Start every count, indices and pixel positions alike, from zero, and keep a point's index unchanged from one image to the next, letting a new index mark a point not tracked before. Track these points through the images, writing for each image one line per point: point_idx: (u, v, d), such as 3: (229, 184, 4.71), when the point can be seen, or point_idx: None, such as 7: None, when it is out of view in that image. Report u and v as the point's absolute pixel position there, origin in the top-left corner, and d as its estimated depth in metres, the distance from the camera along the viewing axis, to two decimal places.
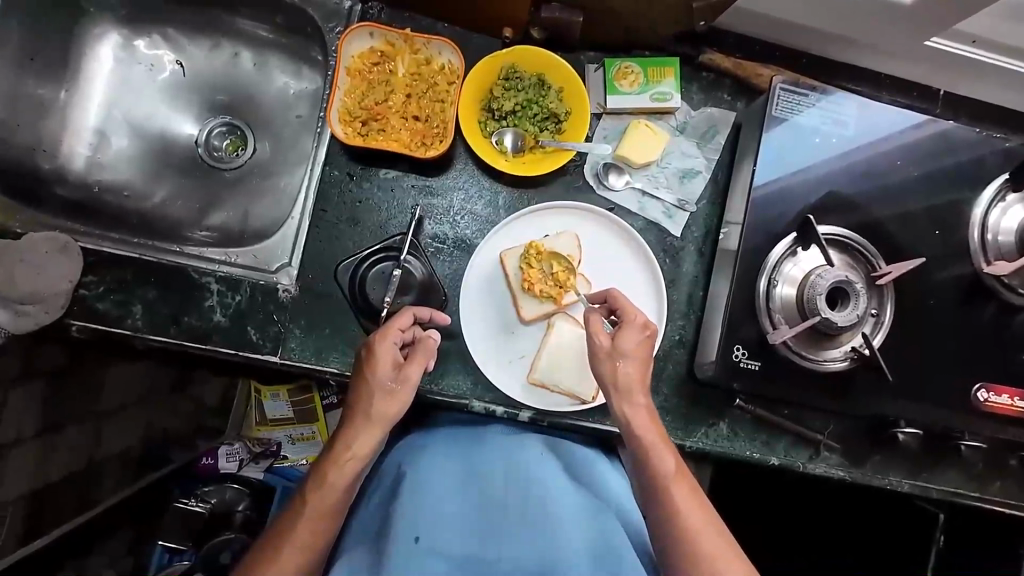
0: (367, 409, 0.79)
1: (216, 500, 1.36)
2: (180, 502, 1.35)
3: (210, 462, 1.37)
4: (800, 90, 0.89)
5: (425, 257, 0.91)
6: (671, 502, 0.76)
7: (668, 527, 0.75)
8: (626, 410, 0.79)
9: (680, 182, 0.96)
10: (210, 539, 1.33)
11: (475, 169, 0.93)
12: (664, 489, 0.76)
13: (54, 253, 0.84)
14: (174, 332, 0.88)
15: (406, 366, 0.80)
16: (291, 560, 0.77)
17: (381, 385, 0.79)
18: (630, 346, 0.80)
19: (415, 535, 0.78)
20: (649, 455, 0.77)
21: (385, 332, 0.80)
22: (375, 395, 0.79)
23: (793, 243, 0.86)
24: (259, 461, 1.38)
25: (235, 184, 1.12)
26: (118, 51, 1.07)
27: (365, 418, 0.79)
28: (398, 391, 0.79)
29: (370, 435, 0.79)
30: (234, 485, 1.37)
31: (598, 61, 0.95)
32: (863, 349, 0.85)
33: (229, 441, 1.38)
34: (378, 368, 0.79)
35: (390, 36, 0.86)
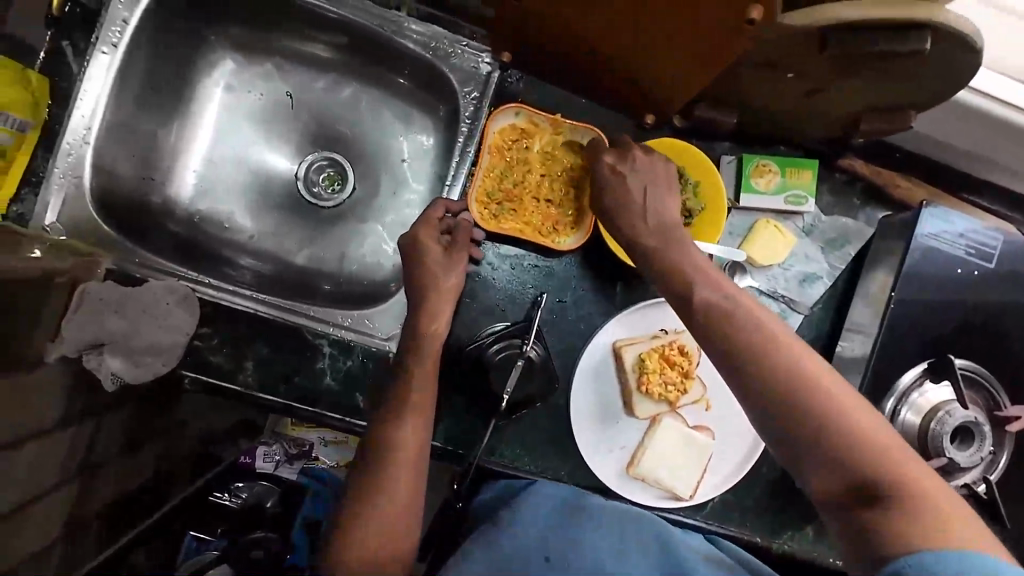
0: (441, 299, 0.79)
1: (248, 495, 1.23)
2: (213, 495, 1.20)
3: (247, 460, 1.27)
4: (949, 217, 0.83)
5: (541, 338, 0.88)
6: (801, 376, 0.53)
7: (812, 407, 0.52)
8: (730, 328, 0.58)
9: (801, 286, 0.94)
10: (246, 531, 1.16)
11: (597, 253, 0.91)
12: (806, 395, 0.53)
13: (175, 302, 0.83)
14: (284, 391, 0.87)
15: (457, 245, 0.81)
16: (400, 496, 0.69)
17: (441, 261, 0.79)
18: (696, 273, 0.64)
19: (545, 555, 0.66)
20: (769, 355, 0.55)
21: (426, 224, 0.80)
22: (434, 269, 0.79)
23: (924, 373, 0.84)
24: (295, 461, 1.28)
25: (334, 225, 1.09)
26: (229, 77, 1.04)
27: (432, 292, 0.79)
28: (455, 266, 0.80)
29: (444, 305, 0.79)
30: (265, 483, 1.25)
31: (733, 152, 0.92)
32: (978, 486, 0.83)
33: (267, 440, 1.29)
34: (431, 254, 0.80)
35: (535, 116, 0.84)
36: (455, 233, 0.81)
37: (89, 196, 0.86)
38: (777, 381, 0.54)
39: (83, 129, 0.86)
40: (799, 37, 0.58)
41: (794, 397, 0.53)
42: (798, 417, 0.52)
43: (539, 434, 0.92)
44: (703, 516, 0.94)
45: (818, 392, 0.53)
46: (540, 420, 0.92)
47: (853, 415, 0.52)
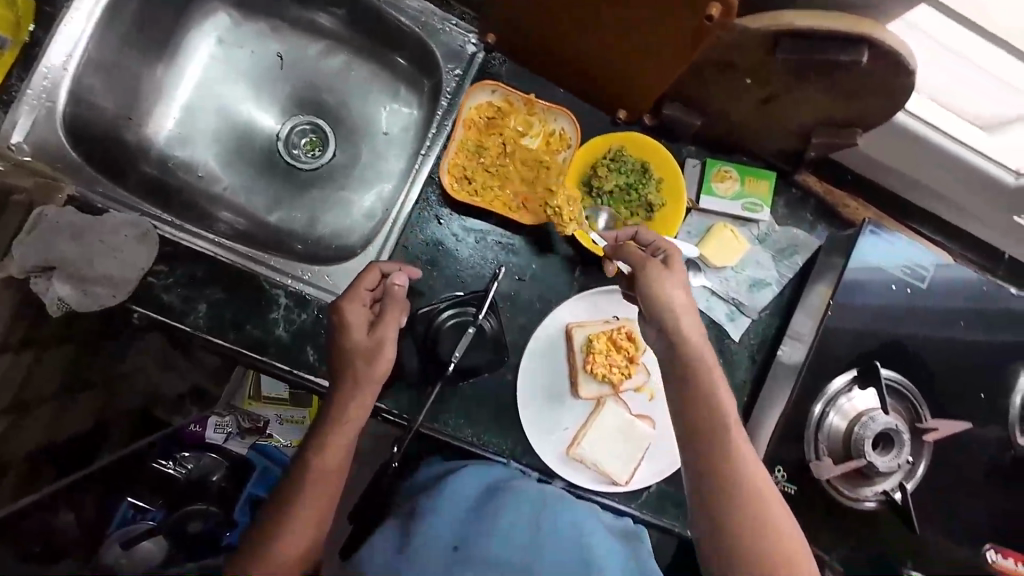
0: (360, 387, 0.78)
1: (192, 466, 1.25)
2: (156, 461, 1.23)
3: (198, 430, 1.24)
4: (888, 234, 0.88)
5: (496, 313, 0.92)
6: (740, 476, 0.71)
7: (739, 500, 0.70)
8: (735, 478, 0.71)
9: (749, 290, 0.99)
10: (182, 505, 1.23)
11: (560, 237, 0.94)
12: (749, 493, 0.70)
13: (133, 237, 0.83)
14: (234, 338, 0.87)
15: (380, 325, 0.80)
16: (298, 539, 0.77)
17: (364, 346, 0.78)
18: (719, 409, 0.73)
19: (454, 544, 0.76)
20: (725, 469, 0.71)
21: (351, 295, 0.79)
22: (356, 357, 0.78)
23: (851, 380, 0.88)
24: (247, 437, 1.26)
25: (309, 188, 1.10)
26: (223, 31, 1.05)
27: (354, 378, 0.78)
28: (378, 353, 0.78)
29: (365, 395, 0.79)
30: (213, 455, 1.24)
31: (698, 157, 0.97)
32: (894, 493, 0.87)
33: (219, 411, 1.24)
34: (354, 334, 0.78)
35: (511, 95, 0.87)
36: (386, 307, 0.81)
37: (61, 120, 0.86)
38: (752, 531, 0.70)
39: (65, 56, 0.87)
40: (756, 39, 0.64)
41: (761, 540, 0.69)
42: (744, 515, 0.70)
43: (484, 408, 0.93)
44: (637, 505, 0.96)
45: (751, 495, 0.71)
46: (487, 395, 0.92)
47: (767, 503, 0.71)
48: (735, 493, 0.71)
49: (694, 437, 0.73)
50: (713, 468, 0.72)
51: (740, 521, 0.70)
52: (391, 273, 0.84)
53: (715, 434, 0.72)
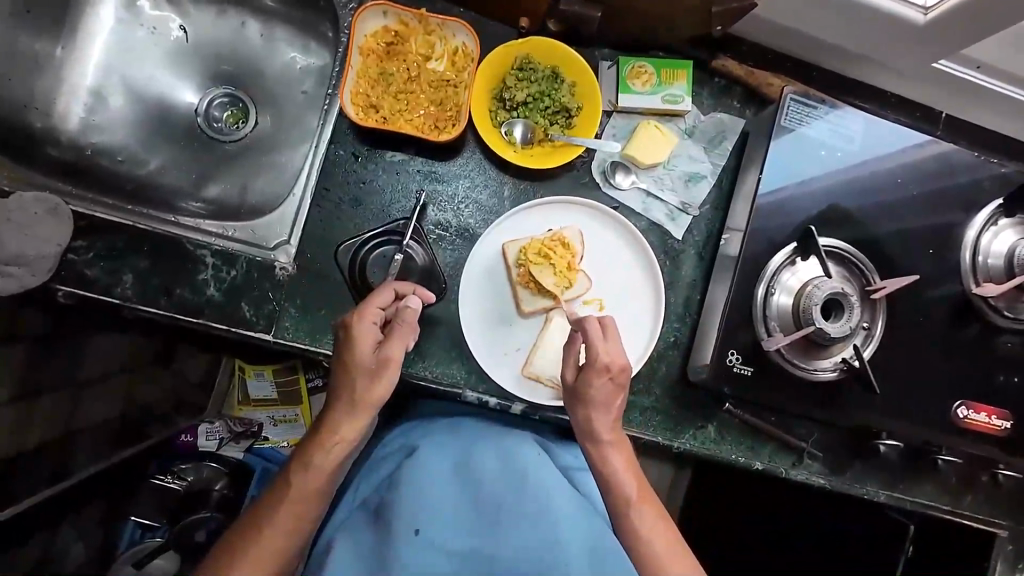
0: (356, 413, 0.79)
1: (192, 478, 1.36)
2: (156, 477, 1.36)
3: (190, 439, 1.37)
4: (809, 102, 0.90)
5: (426, 243, 0.90)
6: (613, 471, 0.79)
7: (610, 485, 0.79)
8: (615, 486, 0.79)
9: (685, 185, 0.97)
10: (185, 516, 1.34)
11: (483, 158, 0.92)
12: (617, 485, 0.79)
13: (43, 214, 0.82)
14: (166, 304, 0.86)
15: (386, 345, 0.79)
16: (282, 532, 0.78)
17: (365, 367, 0.77)
18: (606, 432, 0.80)
19: (415, 528, 0.85)
20: (599, 457, 0.80)
21: (362, 311, 0.78)
22: (358, 376, 0.78)
23: (792, 253, 0.87)
24: (240, 441, 1.39)
25: (233, 158, 1.09)
26: (120, 10, 1.04)
27: (353, 402, 0.78)
28: (380, 376, 0.78)
29: (359, 420, 0.79)
30: (212, 464, 1.36)
31: (612, 58, 0.95)
32: (853, 360, 0.87)
33: (210, 419, 1.39)
34: (359, 352, 0.78)
35: (404, 15, 0.85)
36: (391, 330, 0.80)
37: None
38: (625, 530, 0.78)
39: None
40: None
41: (622, 523, 0.79)
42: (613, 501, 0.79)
43: (432, 341, 0.91)
44: None
45: (618, 484, 0.79)
46: (433, 327, 0.91)
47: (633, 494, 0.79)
48: (617, 503, 0.79)
49: (589, 452, 0.81)
50: (601, 484, 0.80)
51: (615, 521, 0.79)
52: (406, 293, 0.83)
53: (590, 432, 0.80)
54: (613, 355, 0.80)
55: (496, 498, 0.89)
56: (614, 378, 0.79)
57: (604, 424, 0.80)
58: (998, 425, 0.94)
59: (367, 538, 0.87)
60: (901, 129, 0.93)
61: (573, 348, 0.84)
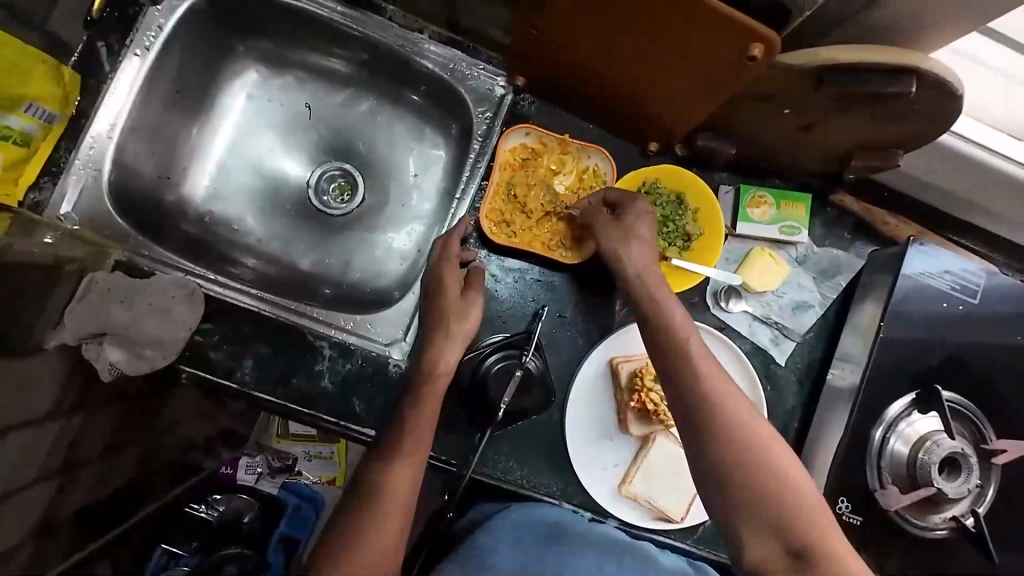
0: (434, 384, 0.79)
1: (224, 509, 1.25)
2: (189, 506, 1.24)
3: (229, 472, 1.30)
4: (935, 248, 0.87)
5: (542, 352, 0.91)
6: (754, 447, 0.65)
7: (736, 439, 0.65)
8: (719, 423, 0.66)
9: (793, 313, 0.97)
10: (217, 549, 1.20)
11: (598, 271, 0.93)
12: (759, 445, 0.65)
13: (180, 297, 0.84)
14: (280, 391, 0.87)
15: (469, 292, 0.84)
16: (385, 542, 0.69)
17: (455, 307, 0.82)
18: (750, 424, 0.66)
19: None
20: (731, 418, 0.66)
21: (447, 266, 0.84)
22: (449, 320, 0.82)
23: (910, 404, 0.86)
24: (277, 476, 1.33)
25: (340, 232, 1.12)
26: (253, 88, 1.08)
27: (447, 338, 0.81)
28: (467, 315, 0.82)
29: (457, 348, 0.81)
30: (245, 496, 1.27)
31: (731, 183, 0.96)
32: (966, 520, 0.84)
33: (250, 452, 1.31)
34: (447, 294, 0.83)
35: (544, 136, 0.88)
36: (469, 277, 0.85)
37: (107, 179, 0.89)
38: (756, 476, 0.63)
39: (113, 114, 0.90)
40: (798, 75, 0.64)
41: (767, 483, 0.63)
42: (755, 483, 0.63)
43: (532, 449, 0.91)
44: (693, 541, 0.93)
45: (760, 452, 0.64)
46: (535, 435, 0.91)
47: (771, 453, 0.65)
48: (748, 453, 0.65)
49: (690, 413, 0.68)
50: (736, 464, 0.64)
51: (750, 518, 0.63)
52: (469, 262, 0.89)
53: (713, 415, 0.67)
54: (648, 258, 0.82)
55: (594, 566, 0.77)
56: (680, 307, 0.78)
57: (692, 341, 0.73)
58: None
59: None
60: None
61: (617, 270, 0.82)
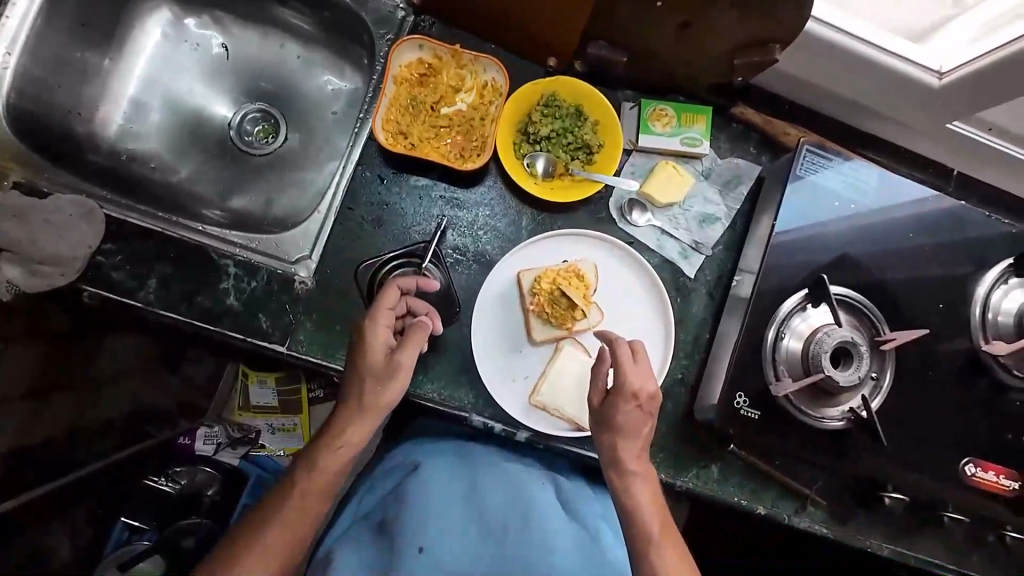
0: (334, 450, 0.80)
1: (186, 481, 1.26)
2: (150, 479, 1.25)
3: (187, 442, 1.24)
4: (823, 154, 0.93)
5: (444, 266, 0.93)
6: (642, 506, 0.78)
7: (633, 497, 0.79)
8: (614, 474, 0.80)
9: (699, 226, 0.99)
10: (178, 520, 1.24)
11: (504, 188, 0.95)
12: (638, 512, 0.78)
13: (78, 216, 0.85)
14: (185, 310, 0.87)
15: (398, 354, 0.82)
16: (281, 540, 0.76)
17: (378, 371, 0.81)
18: (632, 463, 0.80)
19: (419, 546, 0.82)
20: (628, 484, 0.79)
21: (376, 317, 0.81)
22: (368, 381, 0.81)
23: (803, 299, 0.89)
24: (237, 448, 1.24)
25: (260, 170, 1.12)
26: (166, 27, 1.09)
27: (359, 405, 0.81)
28: (388, 381, 0.81)
29: (366, 423, 0.81)
30: (206, 468, 1.23)
31: (635, 99, 0.98)
32: (860, 411, 0.89)
33: (209, 422, 1.24)
34: (370, 357, 0.81)
35: (438, 49, 0.90)
36: (404, 338, 0.83)
37: (7, 104, 0.91)
38: (638, 523, 0.77)
39: (11, 41, 0.91)
40: None
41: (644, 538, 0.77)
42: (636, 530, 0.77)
43: (441, 363, 0.92)
44: None
45: (645, 513, 0.78)
46: (444, 348, 0.92)
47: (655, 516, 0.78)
48: (638, 538, 0.77)
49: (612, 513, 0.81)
50: (621, 508, 0.79)
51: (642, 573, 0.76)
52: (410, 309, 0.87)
53: (618, 467, 0.80)
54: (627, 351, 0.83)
55: (500, 520, 0.87)
56: (642, 405, 0.80)
57: (627, 414, 0.80)
58: (1007, 485, 0.93)
59: (369, 553, 0.85)
60: (917, 187, 0.95)
61: (599, 373, 0.85)
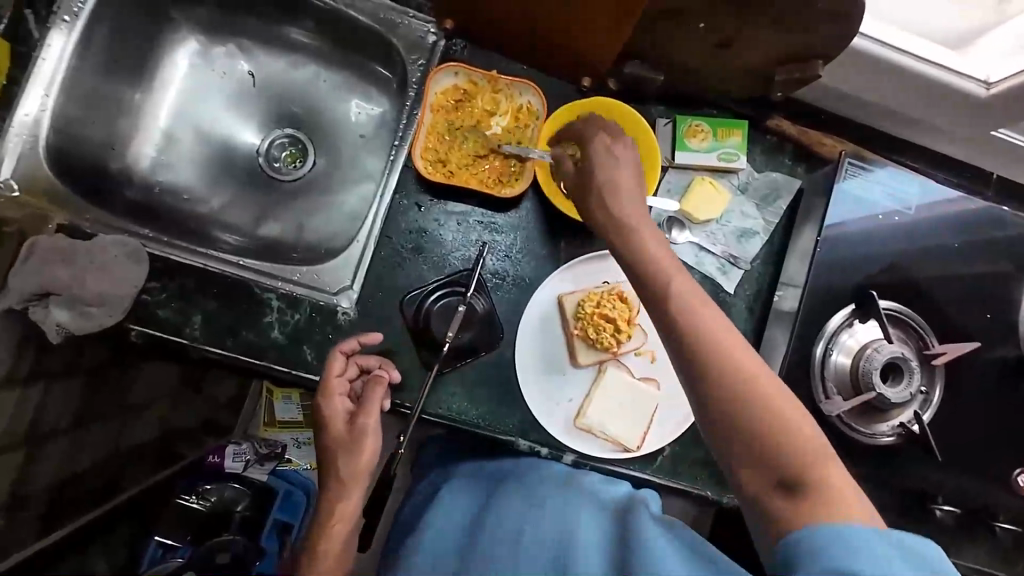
0: (330, 531, 0.81)
1: (215, 498, 1.30)
2: (180, 498, 1.28)
3: (216, 460, 1.32)
4: (865, 166, 0.92)
5: (486, 292, 0.92)
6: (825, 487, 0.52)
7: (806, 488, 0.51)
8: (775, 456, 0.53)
9: (739, 241, 0.98)
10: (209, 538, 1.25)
11: (541, 210, 0.94)
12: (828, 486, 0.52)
13: (122, 257, 0.85)
14: (230, 345, 0.88)
15: (358, 418, 0.81)
16: None
17: (344, 441, 0.81)
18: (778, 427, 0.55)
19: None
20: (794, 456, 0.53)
21: (327, 389, 0.82)
22: (339, 453, 0.81)
23: (851, 314, 0.89)
24: (265, 463, 1.38)
25: (291, 197, 1.12)
26: (193, 56, 1.08)
27: (339, 480, 0.81)
28: (357, 448, 0.81)
29: (354, 496, 0.81)
30: (235, 485, 1.32)
31: (668, 115, 0.97)
32: (912, 425, 0.88)
33: (236, 440, 1.37)
34: (333, 428, 0.82)
35: (473, 75, 0.90)
36: (359, 403, 0.83)
37: (45, 144, 0.91)
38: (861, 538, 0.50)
39: (46, 80, 0.90)
40: None
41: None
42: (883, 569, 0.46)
43: (485, 388, 0.92)
44: (652, 470, 0.94)
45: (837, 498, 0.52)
46: (487, 373, 0.92)
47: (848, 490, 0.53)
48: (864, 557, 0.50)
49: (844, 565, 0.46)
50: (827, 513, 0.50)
51: (815, 496, 0.52)
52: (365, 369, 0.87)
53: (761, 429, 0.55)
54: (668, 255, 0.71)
55: None
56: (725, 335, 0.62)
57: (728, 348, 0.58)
58: None
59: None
60: (960, 197, 0.94)
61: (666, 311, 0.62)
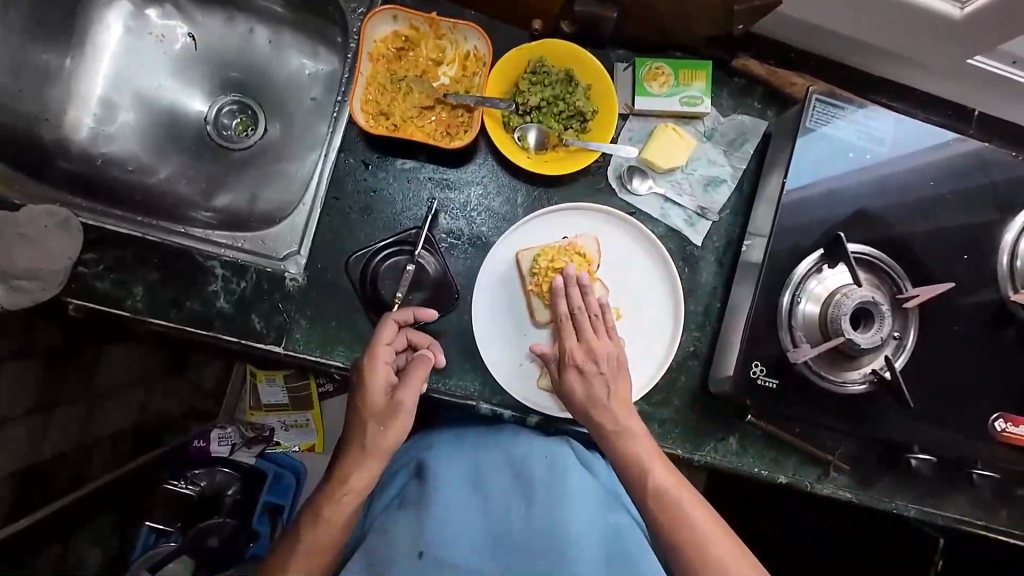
0: (336, 500, 0.78)
1: (206, 483, 1.24)
2: (169, 483, 1.23)
3: (202, 444, 1.24)
4: (835, 102, 0.86)
5: (439, 252, 0.88)
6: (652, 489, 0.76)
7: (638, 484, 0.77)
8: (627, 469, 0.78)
9: (705, 190, 0.93)
10: (200, 521, 1.23)
11: (496, 164, 0.90)
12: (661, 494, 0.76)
13: (53, 227, 0.81)
14: (175, 316, 0.85)
15: (399, 392, 0.79)
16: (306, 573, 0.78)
17: (380, 411, 0.78)
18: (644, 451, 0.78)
19: (419, 551, 0.81)
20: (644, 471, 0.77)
21: (375, 356, 0.78)
22: (369, 420, 0.79)
23: (819, 260, 0.85)
24: (253, 446, 1.28)
25: (241, 165, 1.07)
26: (127, 20, 1.03)
27: (359, 450, 0.79)
28: (390, 420, 0.78)
29: (367, 469, 0.79)
30: (225, 468, 1.25)
31: (628, 59, 0.92)
32: (883, 372, 0.85)
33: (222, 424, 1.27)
34: (373, 401, 0.78)
35: (414, 20, 0.85)
36: (403, 377, 0.80)
37: None
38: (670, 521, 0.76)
39: None
40: None
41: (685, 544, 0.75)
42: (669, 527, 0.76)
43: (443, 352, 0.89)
44: None
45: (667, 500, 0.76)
46: (444, 337, 0.89)
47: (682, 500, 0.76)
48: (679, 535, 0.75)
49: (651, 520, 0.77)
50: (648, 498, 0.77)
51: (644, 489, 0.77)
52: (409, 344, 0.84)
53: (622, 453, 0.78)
54: (613, 388, 0.81)
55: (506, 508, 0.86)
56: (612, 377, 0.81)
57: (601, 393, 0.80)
58: None
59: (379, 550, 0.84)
60: (939, 132, 0.89)
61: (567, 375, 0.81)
